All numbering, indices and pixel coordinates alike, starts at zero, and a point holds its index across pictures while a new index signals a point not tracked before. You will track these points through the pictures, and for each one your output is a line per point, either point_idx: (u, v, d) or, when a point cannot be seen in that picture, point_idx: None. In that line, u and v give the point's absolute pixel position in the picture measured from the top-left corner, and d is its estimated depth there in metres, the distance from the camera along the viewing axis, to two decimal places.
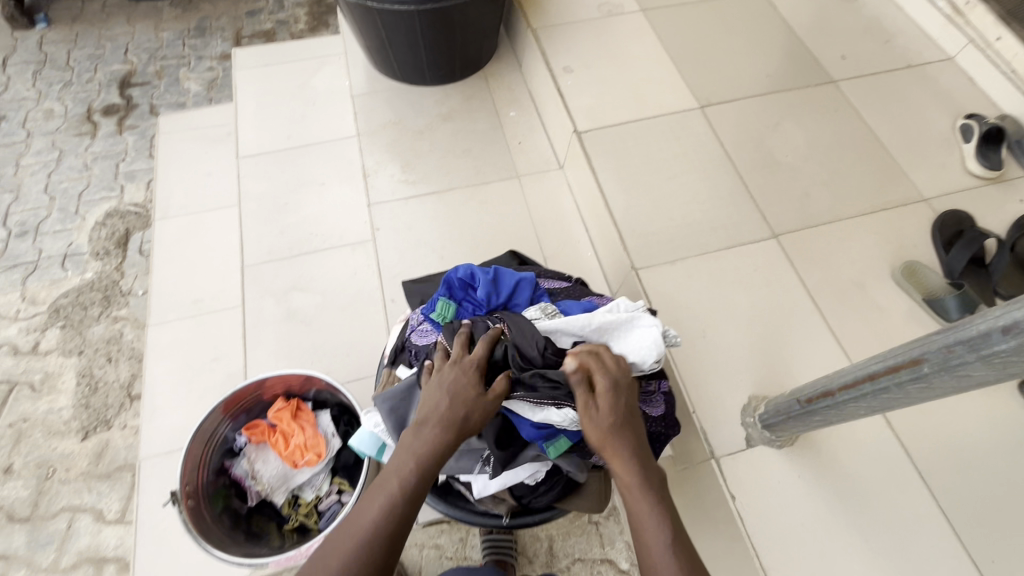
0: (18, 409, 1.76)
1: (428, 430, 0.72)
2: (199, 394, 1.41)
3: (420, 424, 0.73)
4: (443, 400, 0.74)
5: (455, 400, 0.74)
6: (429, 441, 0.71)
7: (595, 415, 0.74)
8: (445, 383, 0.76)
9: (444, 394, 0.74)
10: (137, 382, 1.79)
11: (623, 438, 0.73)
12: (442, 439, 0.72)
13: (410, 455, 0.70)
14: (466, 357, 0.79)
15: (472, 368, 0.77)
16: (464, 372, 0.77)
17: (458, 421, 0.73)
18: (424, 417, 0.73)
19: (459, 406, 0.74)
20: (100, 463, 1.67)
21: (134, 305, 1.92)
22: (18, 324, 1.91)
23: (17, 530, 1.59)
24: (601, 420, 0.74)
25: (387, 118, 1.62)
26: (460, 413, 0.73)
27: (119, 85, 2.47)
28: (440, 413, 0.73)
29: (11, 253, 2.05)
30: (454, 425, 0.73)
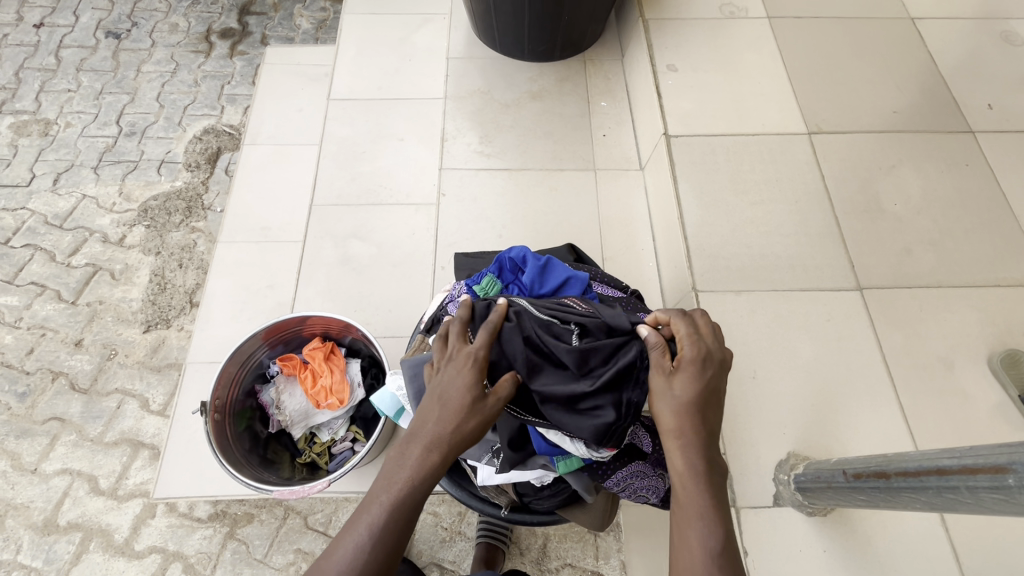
0: (97, 292, 1.93)
1: (421, 441, 0.66)
2: (249, 317, 1.49)
3: (413, 436, 0.66)
4: (436, 405, 0.67)
5: (451, 403, 0.67)
6: (415, 455, 0.65)
7: (667, 386, 0.67)
8: (438, 389, 0.68)
9: (439, 397, 0.68)
10: (200, 290, 1.92)
11: (693, 426, 0.64)
12: (431, 456, 0.65)
13: (395, 474, 0.64)
14: (462, 352, 0.71)
15: (469, 365, 0.69)
16: (462, 368, 0.69)
17: (457, 428, 0.66)
18: (416, 425, 0.68)
19: (457, 411, 0.67)
20: (154, 357, 1.81)
21: (211, 220, 2.05)
22: (112, 215, 2.08)
23: (76, 398, 1.76)
24: (672, 396, 0.66)
25: (477, 86, 1.60)
26: (459, 416, 0.66)
27: (238, 11, 2.59)
28: (434, 422, 0.66)
29: (118, 149, 2.22)
30: (453, 430, 0.66)
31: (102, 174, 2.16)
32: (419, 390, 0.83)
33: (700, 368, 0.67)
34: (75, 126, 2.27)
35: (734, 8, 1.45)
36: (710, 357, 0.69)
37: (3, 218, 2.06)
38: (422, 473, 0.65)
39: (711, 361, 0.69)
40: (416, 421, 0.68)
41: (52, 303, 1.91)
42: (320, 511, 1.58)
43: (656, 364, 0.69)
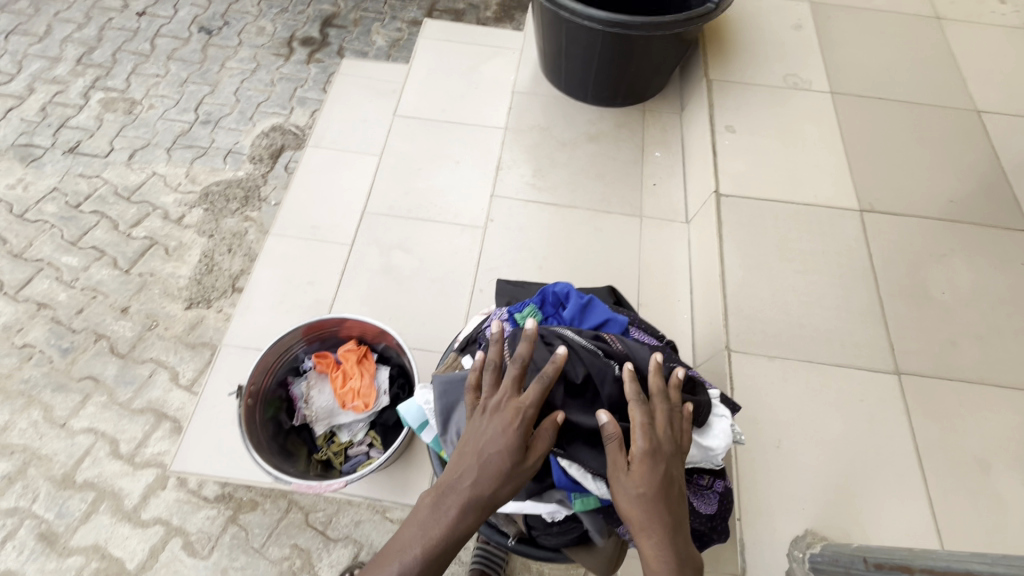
0: (150, 264, 2.03)
1: (459, 492, 0.69)
2: (287, 310, 1.55)
3: (453, 491, 0.69)
4: (478, 458, 0.70)
5: (493, 461, 0.69)
6: (451, 513, 0.68)
7: (622, 482, 0.67)
8: (482, 446, 0.70)
9: (483, 449, 0.70)
10: (243, 276, 2.00)
11: (655, 518, 0.65)
12: (465, 514, 0.68)
13: (428, 525, 0.67)
14: (513, 410, 0.72)
15: (515, 427, 0.71)
16: (508, 429, 0.71)
17: (496, 486, 0.69)
18: (456, 472, 0.70)
19: (497, 470, 0.69)
20: (191, 333, 1.89)
21: (265, 212, 2.15)
22: (175, 195, 2.20)
23: (112, 361, 1.84)
24: (630, 489, 0.66)
25: (537, 121, 1.66)
26: (497, 480, 0.69)
27: (321, 23, 2.77)
28: (474, 477, 0.69)
29: (192, 135, 2.37)
30: (490, 488, 0.69)
31: (173, 156, 2.31)
32: (447, 408, 0.86)
33: (654, 453, 0.68)
34: (157, 109, 2.44)
35: (798, 79, 1.48)
36: (663, 438, 0.70)
37: (78, 183, 2.21)
38: (455, 528, 0.67)
39: (667, 444, 0.70)
40: (457, 468, 0.70)
41: (107, 269, 2.01)
42: (322, 509, 1.61)
43: (612, 461, 0.69)
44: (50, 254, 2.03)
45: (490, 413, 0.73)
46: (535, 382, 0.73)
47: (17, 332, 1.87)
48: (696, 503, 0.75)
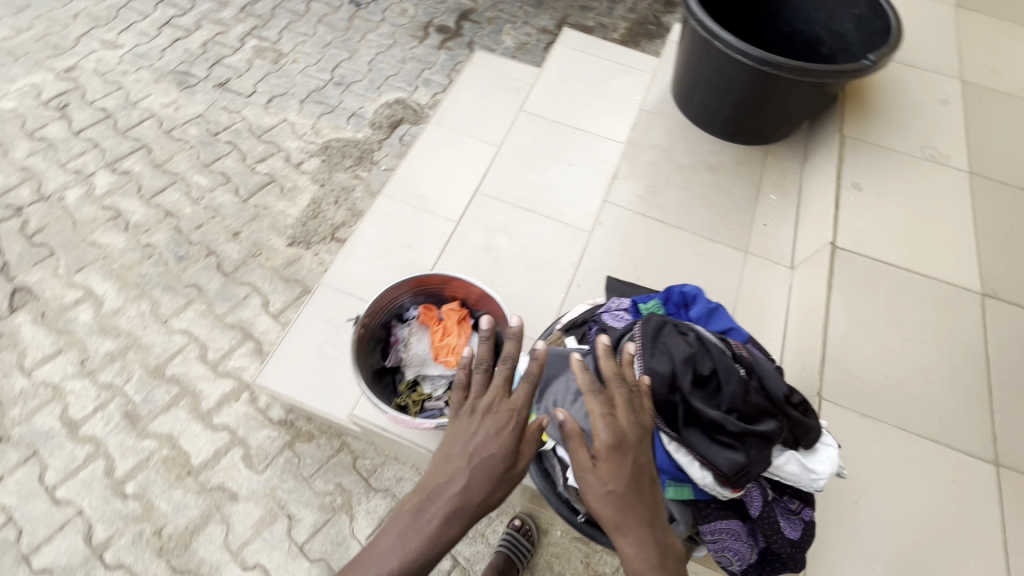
0: (266, 199, 2.21)
1: (441, 499, 0.72)
2: (387, 265, 1.66)
3: (433, 497, 0.73)
4: (465, 464, 0.75)
5: (479, 465, 0.74)
6: (432, 519, 0.71)
7: (594, 478, 0.68)
8: (465, 450, 0.76)
9: (469, 456, 0.75)
10: (343, 229, 2.14)
11: (630, 515, 0.67)
12: (444, 515, 0.71)
13: (409, 530, 0.70)
14: (496, 415, 0.79)
15: (500, 433, 0.77)
16: (491, 434, 0.77)
17: (485, 490, 0.73)
18: (443, 475, 0.75)
19: (487, 474, 0.74)
20: (287, 269, 2.04)
21: (374, 175, 2.29)
22: (299, 142, 2.38)
23: (216, 277, 2.00)
24: (603, 486, 0.68)
25: (658, 141, 1.71)
26: (480, 485, 0.73)
27: (458, 15, 2.93)
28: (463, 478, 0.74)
29: (324, 93, 2.56)
30: (482, 494, 0.74)
31: (305, 108, 2.50)
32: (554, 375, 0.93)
33: (622, 445, 0.69)
34: (299, 64, 2.65)
35: (935, 152, 1.46)
36: (624, 422, 0.72)
37: (220, 114, 2.43)
38: (436, 532, 0.70)
39: (634, 428, 0.72)
40: (445, 471, 0.75)
41: (229, 195, 2.20)
42: (369, 457, 1.70)
43: (580, 459, 0.70)
44: (184, 170, 2.24)
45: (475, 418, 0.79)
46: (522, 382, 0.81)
47: (143, 232, 2.07)
48: (781, 524, 0.80)
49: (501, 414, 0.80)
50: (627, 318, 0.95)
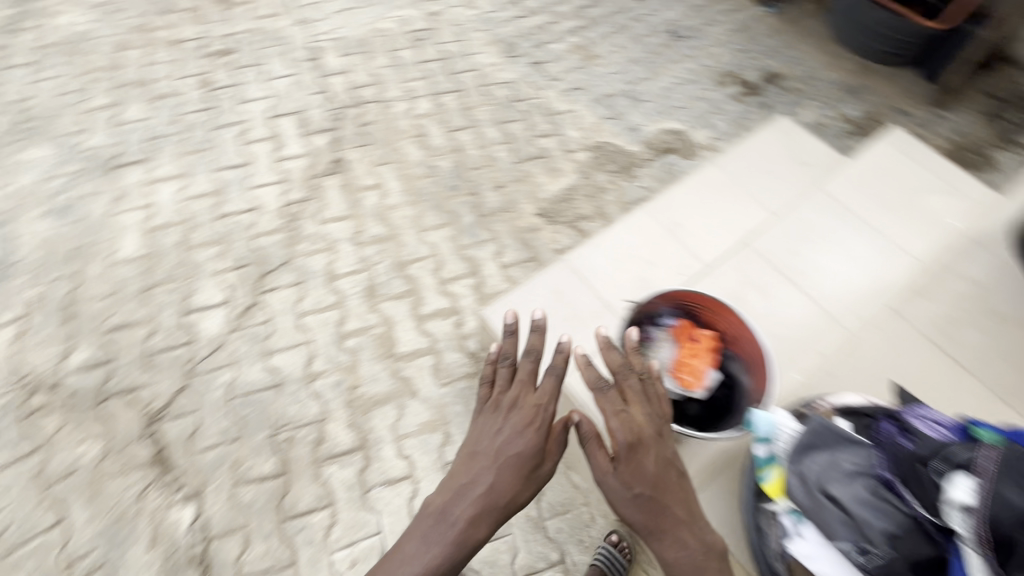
0: (533, 168, 2.43)
1: (474, 490, 1.25)
2: (632, 271, 1.81)
3: (469, 493, 1.25)
4: (493, 462, 1.28)
5: (508, 458, 1.28)
6: (470, 507, 1.24)
7: (623, 479, 1.13)
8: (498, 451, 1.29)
9: (495, 456, 1.29)
10: (585, 222, 2.28)
11: (655, 507, 1.12)
12: (478, 501, 1.24)
13: (453, 513, 1.23)
14: (524, 415, 1.32)
15: (527, 430, 1.30)
16: (519, 435, 1.30)
17: (512, 485, 1.26)
18: (477, 470, 1.27)
19: (514, 466, 1.27)
20: (527, 234, 2.23)
21: (629, 188, 2.40)
22: (578, 133, 2.57)
23: (471, 214, 2.26)
24: (630, 485, 1.13)
25: (966, 277, 1.64)
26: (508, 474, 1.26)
27: (765, 75, 2.90)
28: (495, 472, 1.27)
29: (616, 100, 2.72)
30: (507, 483, 1.26)
31: (595, 107, 2.69)
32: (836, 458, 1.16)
33: (637, 450, 1.15)
34: (605, 68, 2.85)
35: None
36: (621, 415, 1.18)
37: (526, 86, 2.72)
38: (473, 513, 1.23)
39: (630, 428, 1.18)
40: (478, 470, 1.27)
41: (506, 152, 2.46)
42: None
43: (608, 466, 1.15)
44: (483, 120, 2.56)
45: (509, 422, 1.32)
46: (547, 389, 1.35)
47: (435, 155, 2.42)
48: None
49: (525, 411, 1.33)
50: (937, 430, 1.11)
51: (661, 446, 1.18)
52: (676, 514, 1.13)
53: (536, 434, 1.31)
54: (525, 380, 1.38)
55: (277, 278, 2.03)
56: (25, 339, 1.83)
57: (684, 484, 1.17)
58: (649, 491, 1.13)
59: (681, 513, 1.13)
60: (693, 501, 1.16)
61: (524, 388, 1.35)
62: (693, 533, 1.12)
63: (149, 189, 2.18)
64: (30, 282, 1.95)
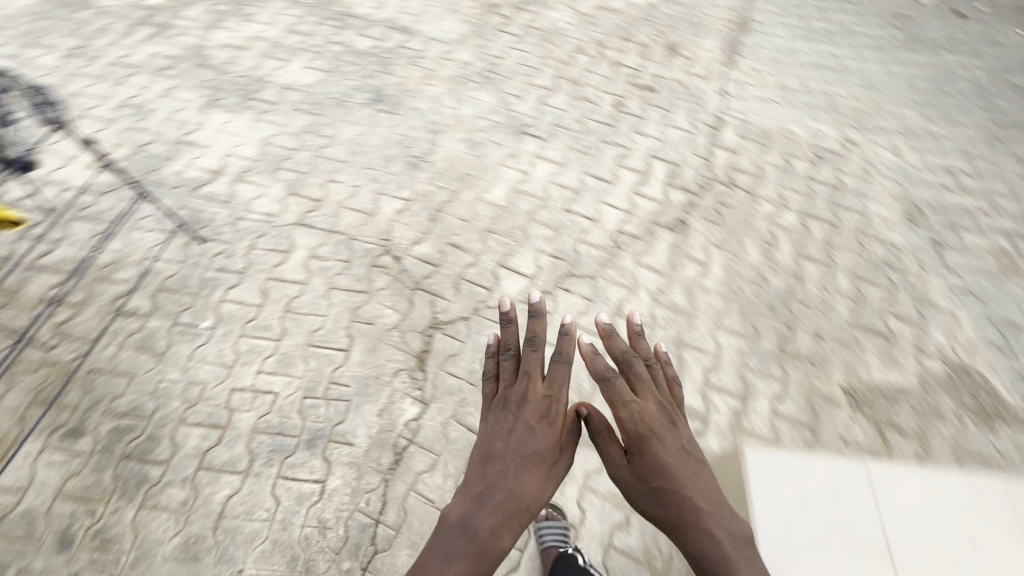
0: (869, 343, 2.09)
1: (491, 491, 1.39)
2: (882, 521, 1.54)
3: (484, 498, 1.38)
4: (514, 468, 1.41)
5: (526, 461, 1.43)
6: (491, 513, 1.36)
7: (640, 469, 1.31)
8: (511, 445, 1.45)
9: (508, 458, 1.43)
10: (896, 435, 1.87)
11: (673, 497, 1.27)
12: (497, 503, 1.37)
13: (473, 511, 1.36)
14: (534, 416, 1.48)
15: (540, 429, 1.47)
16: (525, 434, 1.46)
17: (535, 489, 1.41)
18: (494, 480, 1.40)
19: (536, 470, 1.43)
20: (821, 401, 1.94)
21: (975, 438, 1.89)
22: (946, 341, 2.12)
23: (773, 344, 2.06)
24: (650, 482, 1.31)
25: None
26: (522, 468, 1.42)
27: None
28: (514, 479, 1.40)
29: (1017, 335, 2.16)
30: (524, 477, 1.41)
31: (984, 326, 2.18)
32: None
33: (651, 441, 1.34)
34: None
35: None
36: (630, 407, 1.37)
37: (911, 259, 2.35)
38: (495, 518, 1.35)
39: (634, 418, 1.38)
40: (497, 480, 1.40)
41: (848, 310, 2.17)
42: None
43: (622, 460, 1.36)
44: (841, 264, 2.30)
45: (520, 420, 1.49)
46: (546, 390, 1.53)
47: (772, 268, 2.27)
48: None
49: (534, 409, 1.50)
50: None
51: (660, 435, 1.34)
52: (691, 507, 1.26)
53: (545, 430, 1.48)
54: (530, 373, 1.58)
55: (577, 285, 2.17)
56: (402, 214, 2.32)
57: (688, 466, 1.32)
58: (670, 490, 1.27)
59: (698, 509, 1.26)
60: (709, 498, 1.28)
61: (535, 385, 1.52)
62: (711, 527, 1.24)
63: (533, 161, 2.56)
64: (428, 177, 2.44)
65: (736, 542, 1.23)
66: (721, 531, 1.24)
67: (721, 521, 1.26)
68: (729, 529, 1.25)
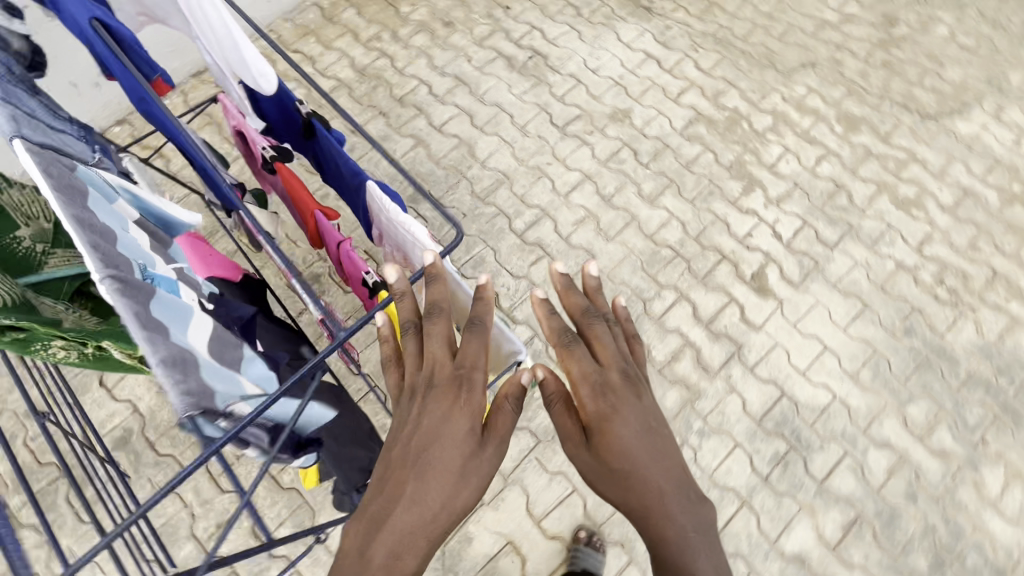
0: None
1: (386, 485, 0.65)
2: None
3: (365, 511, 0.64)
4: (416, 463, 0.65)
5: (434, 448, 0.66)
6: (386, 547, 0.61)
7: (623, 442, 0.66)
8: (415, 419, 0.69)
9: (415, 448, 0.66)
10: None
11: (660, 497, 0.64)
12: (396, 480, 0.65)
13: (358, 525, 0.63)
14: (446, 359, 0.73)
15: (457, 408, 0.68)
16: (423, 403, 0.70)
17: (445, 498, 0.63)
18: (380, 493, 0.65)
19: (445, 457, 0.65)
20: None
21: None
22: None
23: None
24: (619, 449, 0.66)
25: None
26: (420, 464, 0.65)
27: None
28: (412, 478, 0.64)
29: None
30: (436, 482, 0.64)
31: None
32: None
33: (606, 394, 0.69)
34: None
35: None
36: (587, 376, 0.71)
37: None
38: (400, 534, 0.61)
39: (592, 379, 0.71)
40: (393, 483, 0.65)
41: None
42: None
43: (569, 427, 0.71)
44: None
45: (415, 387, 0.73)
46: (440, 341, 0.75)
47: None
48: None
49: (443, 380, 0.71)
50: None
51: (621, 401, 0.69)
52: (652, 492, 0.64)
53: (464, 416, 0.68)
54: (437, 336, 0.76)
55: None
56: None
57: (653, 432, 0.67)
58: (637, 477, 0.64)
59: (666, 487, 0.64)
60: (675, 476, 0.66)
61: (441, 359, 0.73)
62: (676, 513, 0.63)
63: None
64: None
65: (707, 530, 0.63)
66: (683, 512, 0.63)
67: (694, 497, 0.65)
68: (709, 523, 0.64)
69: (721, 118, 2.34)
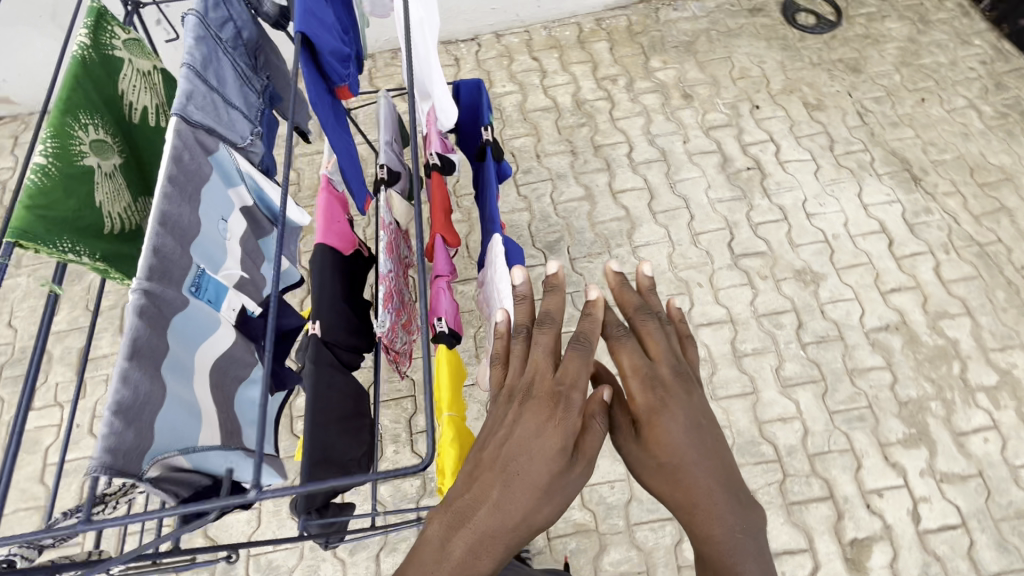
0: None
1: (474, 488, 0.62)
2: None
3: (448, 507, 0.62)
4: (500, 469, 0.61)
5: (520, 459, 0.61)
6: (464, 546, 0.59)
7: (678, 438, 0.64)
8: (506, 424, 0.65)
9: (501, 454, 0.62)
10: None
11: (717, 504, 0.61)
12: (480, 488, 0.61)
13: (443, 525, 0.61)
14: (544, 367, 0.69)
15: (551, 420, 0.63)
16: (518, 410, 0.65)
17: (523, 510, 0.60)
18: (465, 490, 0.62)
19: (531, 470, 0.61)
20: None
21: None
22: None
23: None
24: (675, 448, 0.64)
25: None
26: (503, 467, 0.61)
27: None
28: (497, 486, 0.61)
29: None
30: (521, 494, 0.60)
31: None
32: None
33: (660, 390, 0.68)
34: None
35: None
36: (638, 367, 0.70)
37: None
38: (478, 540, 0.59)
39: (643, 375, 0.69)
40: (480, 486, 0.61)
41: None
42: None
43: (626, 423, 0.69)
44: None
45: (512, 391, 0.69)
46: (546, 350, 0.71)
47: None
48: None
49: (540, 392, 0.66)
50: None
51: (675, 395, 0.67)
52: (699, 490, 0.62)
53: (554, 432, 0.62)
54: (537, 344, 0.72)
55: None
56: None
57: (702, 427, 0.65)
58: (686, 473, 0.63)
59: (713, 488, 0.62)
60: (724, 475, 0.63)
61: (539, 367, 0.69)
62: (721, 511, 0.60)
63: None
64: None
65: (751, 530, 0.60)
66: (728, 509, 0.61)
67: (742, 497, 0.62)
68: (756, 527, 0.61)
69: (928, 343, 1.88)
